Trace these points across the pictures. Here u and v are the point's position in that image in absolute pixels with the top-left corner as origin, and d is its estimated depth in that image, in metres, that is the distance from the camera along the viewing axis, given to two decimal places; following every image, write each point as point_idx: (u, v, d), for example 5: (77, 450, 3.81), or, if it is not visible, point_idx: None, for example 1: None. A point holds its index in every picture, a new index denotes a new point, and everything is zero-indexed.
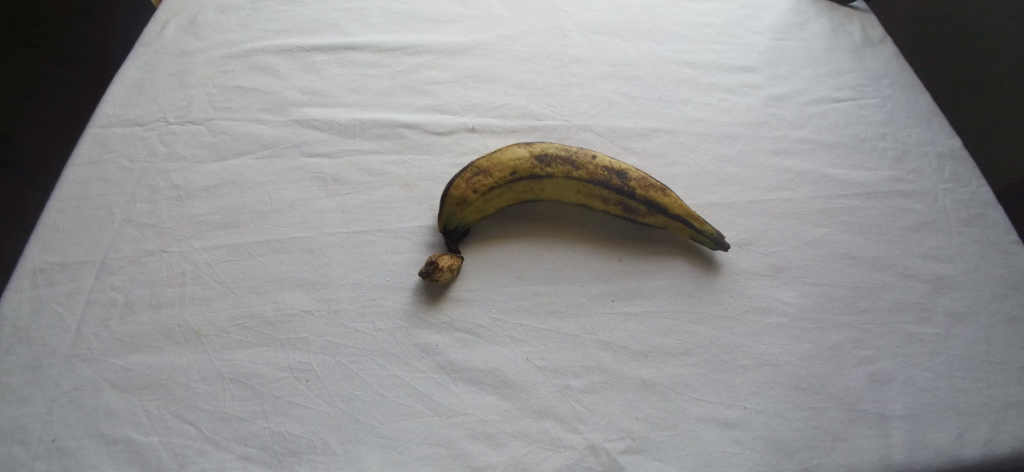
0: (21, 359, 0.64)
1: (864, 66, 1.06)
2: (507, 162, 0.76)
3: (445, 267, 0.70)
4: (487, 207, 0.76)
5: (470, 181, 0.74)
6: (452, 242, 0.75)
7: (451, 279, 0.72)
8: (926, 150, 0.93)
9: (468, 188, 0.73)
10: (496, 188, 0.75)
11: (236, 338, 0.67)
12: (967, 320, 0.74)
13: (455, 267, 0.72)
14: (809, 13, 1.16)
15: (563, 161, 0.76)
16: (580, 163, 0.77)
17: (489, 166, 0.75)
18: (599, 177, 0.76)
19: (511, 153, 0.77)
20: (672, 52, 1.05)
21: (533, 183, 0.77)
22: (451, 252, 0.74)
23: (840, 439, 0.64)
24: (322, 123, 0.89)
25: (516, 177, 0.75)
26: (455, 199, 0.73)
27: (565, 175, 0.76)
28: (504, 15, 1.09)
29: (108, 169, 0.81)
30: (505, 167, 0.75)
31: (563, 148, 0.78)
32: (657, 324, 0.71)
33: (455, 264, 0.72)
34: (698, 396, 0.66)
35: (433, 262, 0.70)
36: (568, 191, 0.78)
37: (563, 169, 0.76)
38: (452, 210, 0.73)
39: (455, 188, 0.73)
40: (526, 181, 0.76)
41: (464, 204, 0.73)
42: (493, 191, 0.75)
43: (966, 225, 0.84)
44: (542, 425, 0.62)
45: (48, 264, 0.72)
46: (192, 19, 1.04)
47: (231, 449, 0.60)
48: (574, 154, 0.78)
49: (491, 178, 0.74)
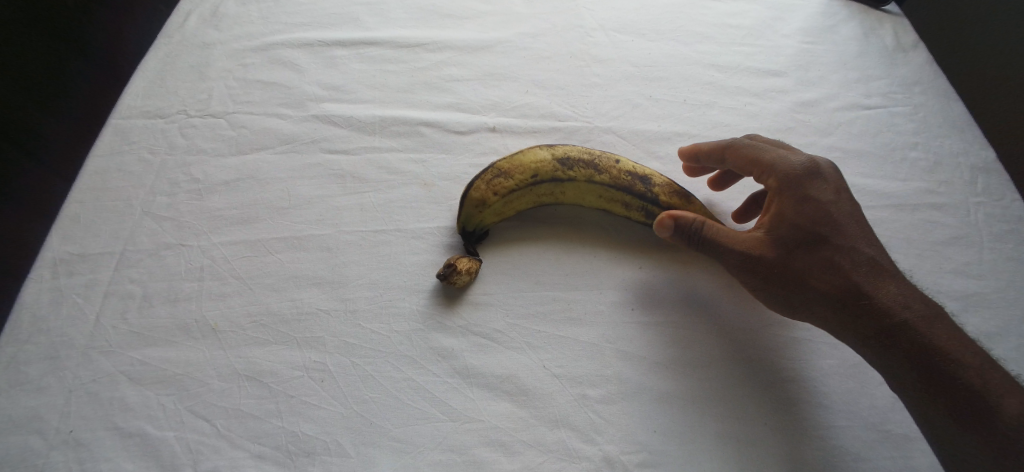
0: (40, 349, 0.65)
1: (897, 72, 1.02)
2: (528, 164, 0.74)
3: (462, 270, 0.69)
4: (507, 209, 0.75)
5: (490, 183, 0.72)
6: (470, 244, 0.74)
7: (469, 282, 0.71)
8: (958, 162, 0.90)
9: (487, 190, 0.72)
10: (517, 190, 0.73)
11: (253, 335, 0.67)
12: (997, 340, 0.72)
13: (473, 271, 0.70)
14: (842, 14, 1.12)
15: (585, 165, 0.74)
16: (603, 167, 0.74)
17: (511, 167, 0.74)
18: (622, 183, 0.74)
19: (533, 155, 0.75)
20: (696, 53, 1.03)
21: (554, 187, 0.75)
22: (470, 254, 0.73)
23: (862, 459, 0.62)
24: (342, 119, 0.88)
25: (537, 180, 0.74)
26: (475, 200, 0.71)
27: (587, 179, 0.74)
28: (525, 11, 1.06)
29: (128, 160, 0.81)
30: (526, 170, 0.73)
31: (586, 151, 0.76)
32: (677, 336, 0.69)
33: (473, 268, 0.71)
34: (718, 410, 0.64)
35: (452, 264, 0.69)
36: (590, 196, 0.76)
37: (585, 172, 0.74)
38: (471, 211, 0.72)
39: (476, 189, 0.72)
40: (547, 185, 0.74)
41: (484, 206, 0.72)
42: (514, 193, 0.74)
43: (998, 241, 0.81)
44: (557, 435, 0.62)
45: (68, 255, 0.72)
46: (213, 11, 1.02)
47: (245, 447, 0.60)
48: (597, 158, 0.75)
49: (512, 180, 0.73)
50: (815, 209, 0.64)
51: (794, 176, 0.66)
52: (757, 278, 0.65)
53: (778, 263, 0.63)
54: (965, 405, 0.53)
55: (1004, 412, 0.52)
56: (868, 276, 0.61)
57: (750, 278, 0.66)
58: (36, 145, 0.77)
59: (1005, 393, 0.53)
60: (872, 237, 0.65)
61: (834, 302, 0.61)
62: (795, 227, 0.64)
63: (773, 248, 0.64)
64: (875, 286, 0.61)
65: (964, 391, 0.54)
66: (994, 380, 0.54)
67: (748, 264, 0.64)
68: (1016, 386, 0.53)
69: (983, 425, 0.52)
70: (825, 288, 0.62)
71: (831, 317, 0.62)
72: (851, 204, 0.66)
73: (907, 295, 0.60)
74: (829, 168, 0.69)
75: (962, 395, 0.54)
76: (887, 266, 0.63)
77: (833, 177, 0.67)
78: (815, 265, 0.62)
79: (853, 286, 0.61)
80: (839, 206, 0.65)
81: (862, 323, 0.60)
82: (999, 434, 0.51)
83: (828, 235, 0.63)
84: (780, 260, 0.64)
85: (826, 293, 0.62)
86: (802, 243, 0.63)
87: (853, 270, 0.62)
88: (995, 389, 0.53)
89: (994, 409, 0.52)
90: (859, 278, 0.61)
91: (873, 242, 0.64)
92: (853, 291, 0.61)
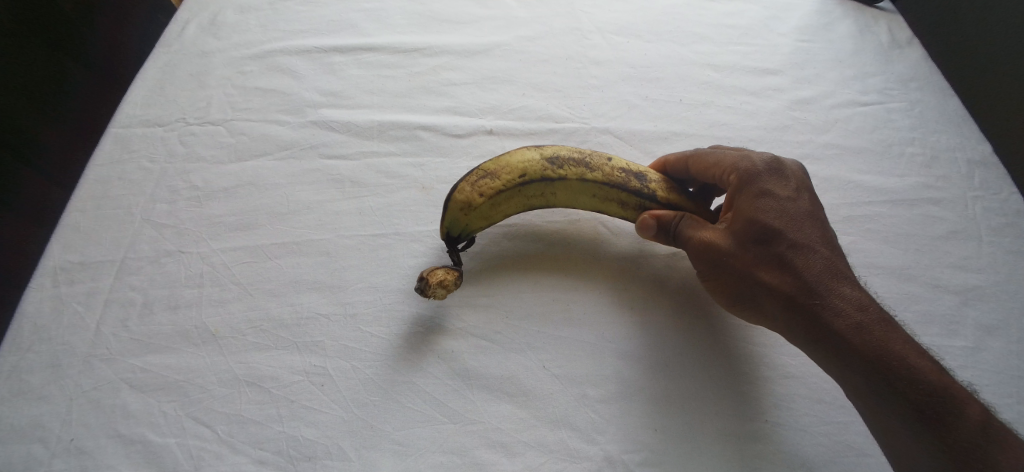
0: (41, 357, 0.65)
1: (892, 69, 1.03)
2: (515, 164, 0.70)
3: (437, 283, 0.66)
4: (494, 212, 0.71)
5: (475, 184, 0.69)
6: (452, 252, 0.72)
7: (445, 294, 0.68)
8: (955, 156, 0.91)
9: (472, 191, 0.68)
10: (504, 192, 0.69)
11: (253, 340, 0.67)
12: (998, 334, 0.72)
13: (450, 284, 0.68)
14: (837, 12, 1.12)
15: (576, 164, 0.71)
16: (595, 165, 0.71)
17: (497, 168, 0.70)
18: (615, 180, 0.70)
19: (521, 155, 0.71)
20: (693, 54, 1.03)
21: (544, 187, 0.71)
22: (453, 264, 0.72)
23: (865, 455, 0.62)
24: (340, 124, 0.88)
25: (526, 180, 0.70)
26: (459, 203, 0.68)
27: (578, 177, 0.70)
28: (522, 15, 1.07)
29: (129, 168, 0.82)
30: (513, 170, 0.70)
31: (576, 150, 0.72)
32: (676, 334, 0.69)
33: (446, 279, 0.67)
34: (719, 408, 0.64)
35: (423, 277, 0.66)
36: (582, 195, 0.72)
37: (576, 171, 0.70)
38: (456, 214, 0.68)
39: (459, 191, 0.68)
40: (537, 186, 0.70)
41: (469, 209, 0.68)
42: (501, 195, 0.69)
43: (996, 234, 0.81)
44: (558, 435, 0.62)
45: (69, 263, 0.72)
46: (211, 19, 1.02)
47: (246, 452, 0.60)
48: (588, 156, 0.72)
49: (498, 181, 0.69)
50: (774, 205, 0.63)
51: (751, 173, 0.66)
52: (709, 267, 0.65)
53: (734, 259, 0.63)
54: (929, 410, 0.52)
55: (965, 416, 0.51)
56: (823, 274, 0.60)
57: (712, 271, 0.65)
58: (36, 153, 0.80)
59: (964, 398, 0.52)
60: (829, 237, 0.64)
61: (785, 299, 0.60)
62: (752, 223, 0.62)
63: (732, 243, 0.63)
64: (831, 284, 0.59)
65: (925, 392, 0.52)
66: (946, 381, 0.53)
67: (708, 257, 0.64)
68: (967, 391, 0.53)
69: (943, 430, 0.51)
70: (779, 285, 0.60)
71: (784, 313, 0.60)
72: (807, 202, 0.65)
73: (862, 296, 0.59)
74: (791, 168, 0.69)
75: (912, 394, 0.52)
76: (843, 267, 0.62)
77: (794, 177, 0.67)
78: (769, 262, 0.61)
79: (808, 284, 0.59)
80: (797, 205, 0.64)
81: (815, 320, 0.58)
82: (962, 438, 0.50)
83: (785, 230, 0.62)
84: (737, 256, 0.63)
85: (780, 290, 0.60)
86: (758, 239, 0.62)
87: (809, 267, 0.60)
88: (956, 395, 0.52)
89: (956, 414, 0.51)
90: (814, 275, 0.60)
91: (829, 242, 0.63)
92: (807, 289, 0.59)
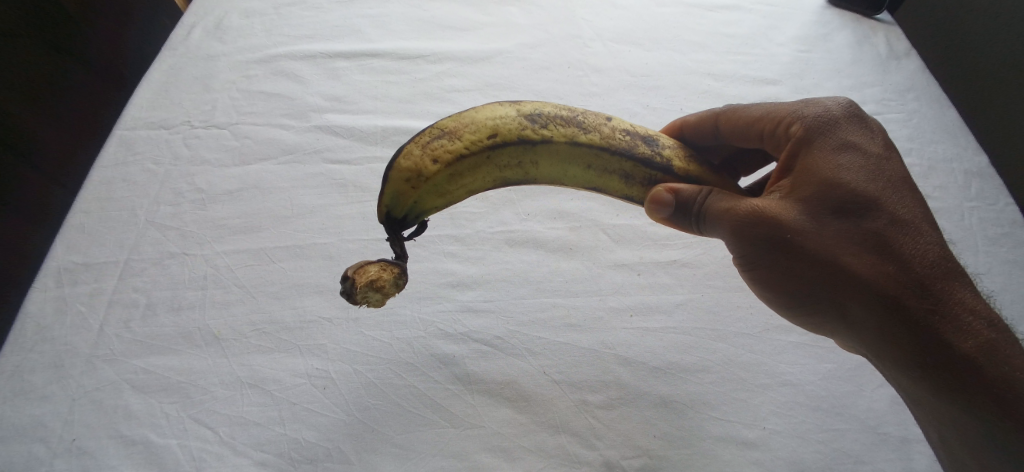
0: (45, 358, 0.65)
1: (889, 79, 1.04)
2: (483, 121, 0.55)
3: (367, 284, 0.49)
4: (453, 186, 0.56)
5: (427, 146, 0.54)
6: (394, 240, 0.57)
7: (380, 299, 0.51)
8: (951, 167, 0.92)
9: (423, 156, 0.54)
10: (467, 157, 0.55)
11: (255, 343, 0.68)
12: None
13: (386, 287, 0.51)
14: (836, 22, 1.13)
15: (564, 123, 0.56)
16: (590, 125, 0.56)
17: (458, 126, 0.55)
18: (617, 145, 0.56)
19: (491, 111, 0.56)
20: (693, 63, 1.04)
21: (521, 153, 0.56)
22: (393, 260, 0.54)
23: (861, 462, 0.63)
24: (343, 129, 0.89)
25: (497, 142, 0.55)
26: (405, 171, 0.53)
27: (568, 141, 0.55)
28: (524, 23, 1.08)
29: (133, 170, 0.82)
30: (480, 128, 0.55)
31: (564, 106, 0.57)
32: (677, 340, 0.70)
33: (381, 281, 0.50)
34: (717, 415, 0.65)
35: (350, 276, 0.50)
36: (574, 165, 0.57)
37: (565, 132, 0.55)
38: (400, 186, 0.54)
39: (405, 155, 0.54)
40: (510, 152, 0.56)
41: (418, 181, 0.54)
42: (463, 162, 0.55)
43: (992, 244, 0.82)
44: (558, 440, 0.62)
45: (73, 264, 0.73)
46: (216, 23, 1.03)
47: (247, 454, 0.61)
48: (580, 114, 0.57)
49: (458, 143, 0.54)
50: (851, 173, 0.51)
51: (828, 128, 0.54)
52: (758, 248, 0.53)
53: (796, 238, 0.51)
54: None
55: None
56: (909, 261, 0.49)
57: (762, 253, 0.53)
58: (30, 149, 0.79)
59: None
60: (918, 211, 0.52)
61: (869, 290, 0.48)
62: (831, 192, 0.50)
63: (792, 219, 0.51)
64: (923, 274, 0.48)
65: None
66: None
67: (774, 232, 0.51)
68: None
69: None
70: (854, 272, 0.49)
71: (870, 305, 0.49)
72: (891, 167, 0.53)
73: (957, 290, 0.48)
74: (870, 123, 0.56)
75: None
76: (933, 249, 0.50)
77: (874, 135, 0.55)
78: (839, 244, 0.50)
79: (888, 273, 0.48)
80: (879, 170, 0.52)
81: (917, 318, 0.47)
82: None
83: (870, 204, 0.50)
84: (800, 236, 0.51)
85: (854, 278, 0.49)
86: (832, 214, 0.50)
87: (900, 250, 0.49)
88: None
89: None
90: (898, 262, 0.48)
91: (918, 219, 0.51)
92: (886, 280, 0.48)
